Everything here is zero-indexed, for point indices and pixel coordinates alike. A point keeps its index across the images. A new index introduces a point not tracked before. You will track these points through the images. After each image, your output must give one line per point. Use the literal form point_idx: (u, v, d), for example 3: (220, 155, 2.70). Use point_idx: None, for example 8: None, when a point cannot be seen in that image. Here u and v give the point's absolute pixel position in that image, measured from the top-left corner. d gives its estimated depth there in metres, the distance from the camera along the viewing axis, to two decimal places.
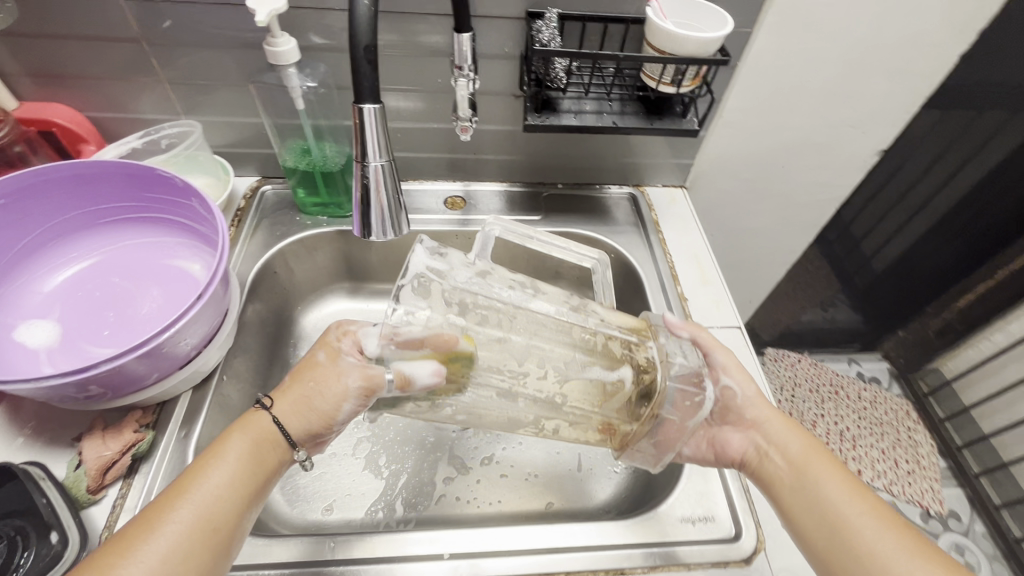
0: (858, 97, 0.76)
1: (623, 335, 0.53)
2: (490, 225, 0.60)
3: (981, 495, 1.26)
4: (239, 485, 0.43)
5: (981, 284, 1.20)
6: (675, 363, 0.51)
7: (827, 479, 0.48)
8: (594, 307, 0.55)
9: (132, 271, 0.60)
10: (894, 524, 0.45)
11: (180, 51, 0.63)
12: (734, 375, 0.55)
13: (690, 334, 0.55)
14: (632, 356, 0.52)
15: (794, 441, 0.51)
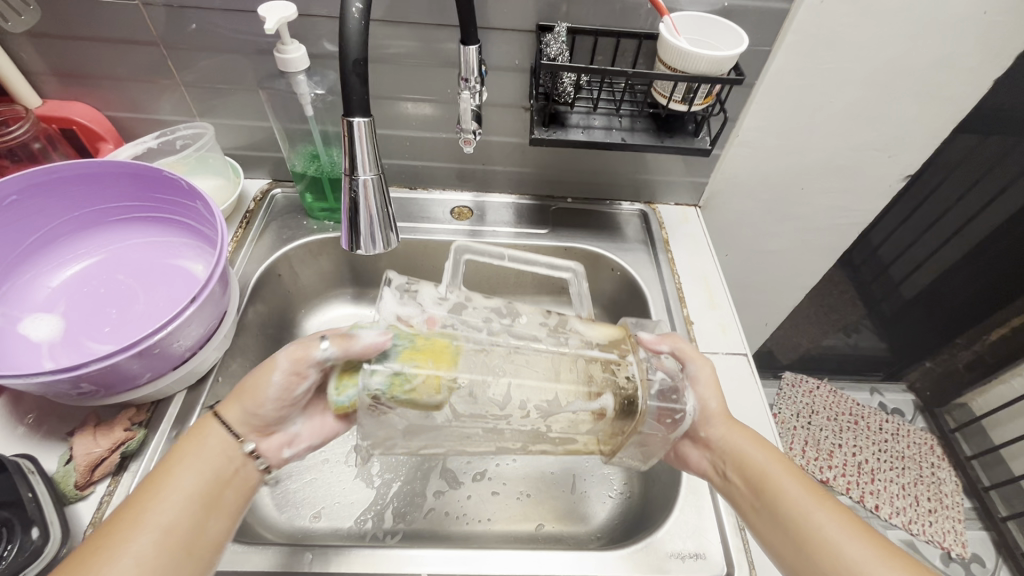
0: (883, 119, 0.73)
1: (603, 352, 0.53)
2: (463, 250, 0.62)
3: (1007, 540, 1.17)
4: (200, 497, 0.43)
5: (1015, 317, 1.14)
6: (654, 381, 0.51)
7: (788, 493, 0.46)
8: (570, 326, 0.56)
9: (137, 270, 0.61)
10: (858, 529, 0.43)
11: (196, 55, 0.64)
12: (707, 391, 0.52)
13: (670, 347, 0.53)
14: (613, 379, 0.50)
15: (752, 453, 0.49)
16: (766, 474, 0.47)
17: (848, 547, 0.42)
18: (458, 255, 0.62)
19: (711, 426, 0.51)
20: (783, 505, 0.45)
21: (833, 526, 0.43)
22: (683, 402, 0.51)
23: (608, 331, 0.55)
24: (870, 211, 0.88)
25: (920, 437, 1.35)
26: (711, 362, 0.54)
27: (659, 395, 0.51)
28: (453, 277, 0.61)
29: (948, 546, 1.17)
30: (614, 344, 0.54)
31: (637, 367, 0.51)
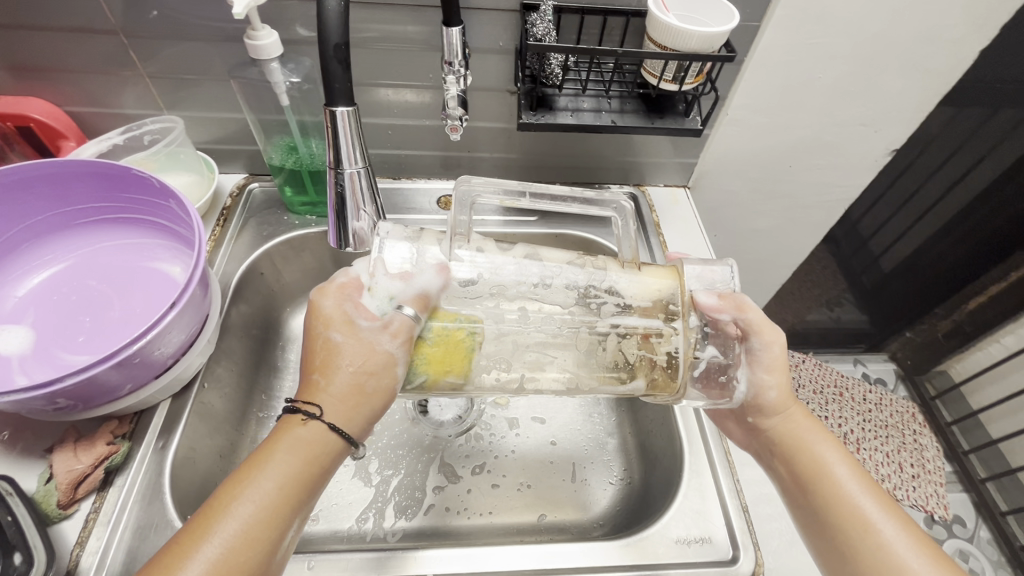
0: (870, 94, 0.73)
1: (646, 321, 0.45)
2: (474, 182, 0.48)
3: (987, 500, 1.20)
4: (277, 509, 0.39)
5: (993, 285, 1.17)
6: (701, 360, 0.46)
7: (851, 493, 0.43)
8: (607, 276, 0.47)
9: (110, 275, 0.58)
10: (923, 542, 0.41)
11: (160, 43, 0.60)
12: (770, 376, 0.46)
13: (732, 316, 0.45)
14: (650, 360, 0.45)
15: (815, 442, 0.46)
16: (825, 468, 0.45)
17: (906, 555, 0.40)
18: (464, 187, 0.47)
19: (772, 411, 0.47)
20: (841, 502, 0.43)
21: (894, 534, 0.41)
22: (738, 385, 0.47)
23: (658, 283, 0.46)
24: (856, 186, 0.88)
25: (902, 406, 1.34)
26: (783, 337, 0.46)
27: (705, 374, 0.46)
28: (456, 228, 0.47)
29: (931, 509, 1.16)
30: (658, 304, 0.45)
31: (683, 340, 0.44)
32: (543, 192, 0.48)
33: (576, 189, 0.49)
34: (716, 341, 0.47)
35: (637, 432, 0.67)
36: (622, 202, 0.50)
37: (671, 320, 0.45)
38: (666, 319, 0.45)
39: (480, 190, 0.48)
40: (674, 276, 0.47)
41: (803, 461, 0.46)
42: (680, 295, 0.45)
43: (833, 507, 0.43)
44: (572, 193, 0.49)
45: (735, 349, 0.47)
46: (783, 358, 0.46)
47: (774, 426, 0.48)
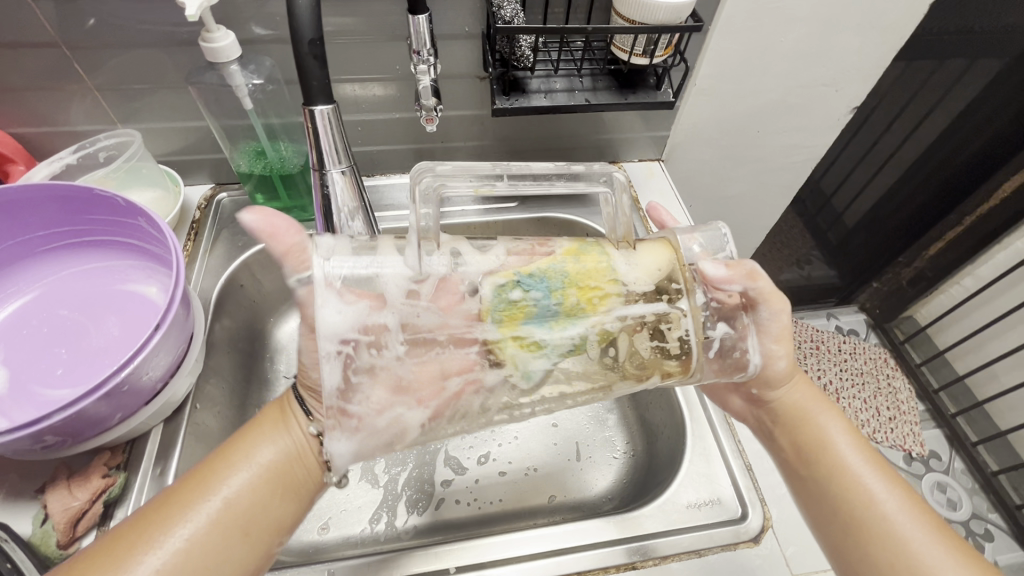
0: (829, 54, 0.74)
1: (652, 306, 0.40)
2: (441, 168, 0.40)
3: (957, 432, 1.19)
4: (273, 472, 0.41)
5: (951, 230, 1.18)
6: (715, 339, 0.43)
7: (852, 466, 0.45)
8: (606, 262, 0.42)
9: (81, 302, 0.55)
10: (923, 514, 0.43)
11: (106, 53, 0.57)
12: (778, 346, 0.46)
13: (743, 285, 0.42)
14: (662, 347, 0.41)
15: (817, 415, 0.48)
16: (827, 441, 0.46)
17: (906, 527, 0.42)
18: (427, 175, 0.40)
19: (778, 383, 0.48)
20: (843, 473, 0.45)
21: (894, 504, 0.43)
22: (752, 358, 0.45)
23: (658, 259, 0.42)
24: (820, 146, 0.91)
25: (874, 352, 1.39)
26: (791, 306, 0.44)
27: (720, 352, 0.44)
28: (424, 228, 0.40)
29: (909, 448, 1.17)
30: (660, 279, 0.41)
31: (693, 322, 0.41)
32: (524, 172, 0.42)
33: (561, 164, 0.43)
34: (722, 313, 0.44)
35: (636, 406, 0.69)
36: (615, 175, 0.45)
37: (676, 300, 0.41)
38: (670, 300, 0.41)
39: (451, 181, 0.41)
40: (667, 248, 0.43)
41: (807, 432, 0.47)
42: (681, 273, 0.42)
43: (835, 477, 0.45)
44: (557, 169, 0.43)
45: (743, 319, 0.45)
46: (791, 326, 0.45)
47: (778, 397, 0.49)
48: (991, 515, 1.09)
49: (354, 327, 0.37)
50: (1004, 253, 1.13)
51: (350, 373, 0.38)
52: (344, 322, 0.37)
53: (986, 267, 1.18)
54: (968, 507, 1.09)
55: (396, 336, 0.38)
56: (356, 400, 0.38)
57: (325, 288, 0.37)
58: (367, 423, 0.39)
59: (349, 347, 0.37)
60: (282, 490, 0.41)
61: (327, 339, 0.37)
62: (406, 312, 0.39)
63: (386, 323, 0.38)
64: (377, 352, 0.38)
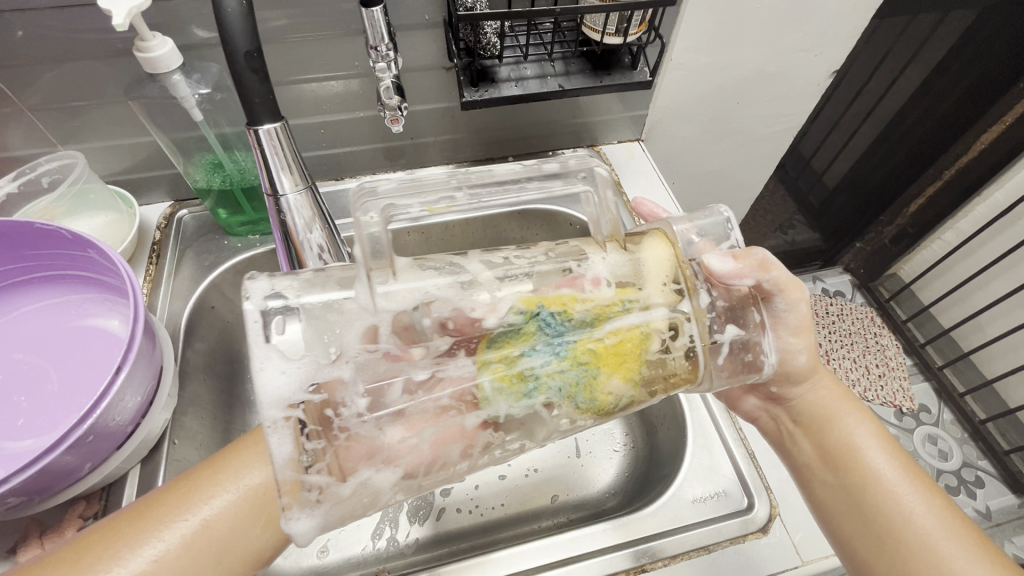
0: (807, 19, 0.71)
1: (652, 314, 0.38)
2: (384, 192, 0.38)
3: (946, 385, 1.18)
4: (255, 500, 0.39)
5: (930, 186, 1.15)
6: (724, 342, 0.41)
7: (884, 474, 0.44)
8: (594, 270, 0.40)
9: (37, 343, 0.52)
10: (958, 522, 0.43)
11: (37, 69, 0.52)
12: (797, 339, 0.45)
13: (756, 277, 0.41)
14: (668, 356, 0.39)
15: (842, 416, 0.47)
16: (856, 445, 0.45)
17: (941, 536, 0.41)
18: (369, 200, 0.38)
19: (800, 378, 0.47)
20: (875, 482, 0.44)
21: (931, 517, 0.42)
22: (767, 357, 0.42)
23: (653, 257, 0.40)
24: (802, 113, 0.88)
25: (861, 312, 1.34)
26: (807, 295, 0.44)
27: (731, 355, 0.42)
28: (373, 254, 0.37)
29: (899, 404, 1.14)
30: (657, 283, 0.39)
31: (697, 325, 0.39)
32: (482, 180, 0.40)
33: (530, 164, 0.41)
34: (731, 314, 0.42)
35: None
36: (594, 167, 0.42)
37: (678, 304, 0.39)
38: (671, 304, 0.39)
39: (396, 202, 0.38)
40: (660, 241, 0.41)
41: (834, 436, 0.46)
42: (678, 271, 0.40)
43: (867, 485, 0.44)
44: (527, 170, 0.40)
45: (755, 317, 0.42)
46: (808, 318, 0.44)
47: (801, 394, 0.48)
48: (981, 463, 1.08)
49: (301, 388, 0.33)
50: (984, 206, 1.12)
51: (305, 440, 0.34)
52: (292, 386, 0.33)
53: (966, 221, 1.15)
54: (958, 456, 1.08)
55: (354, 388, 0.35)
56: (315, 468, 0.34)
57: (265, 346, 0.34)
58: (331, 493, 0.34)
59: (300, 411, 0.33)
60: (261, 523, 0.39)
61: (271, 406, 0.33)
62: (364, 361, 0.35)
63: (341, 375, 0.35)
64: (333, 412, 0.34)
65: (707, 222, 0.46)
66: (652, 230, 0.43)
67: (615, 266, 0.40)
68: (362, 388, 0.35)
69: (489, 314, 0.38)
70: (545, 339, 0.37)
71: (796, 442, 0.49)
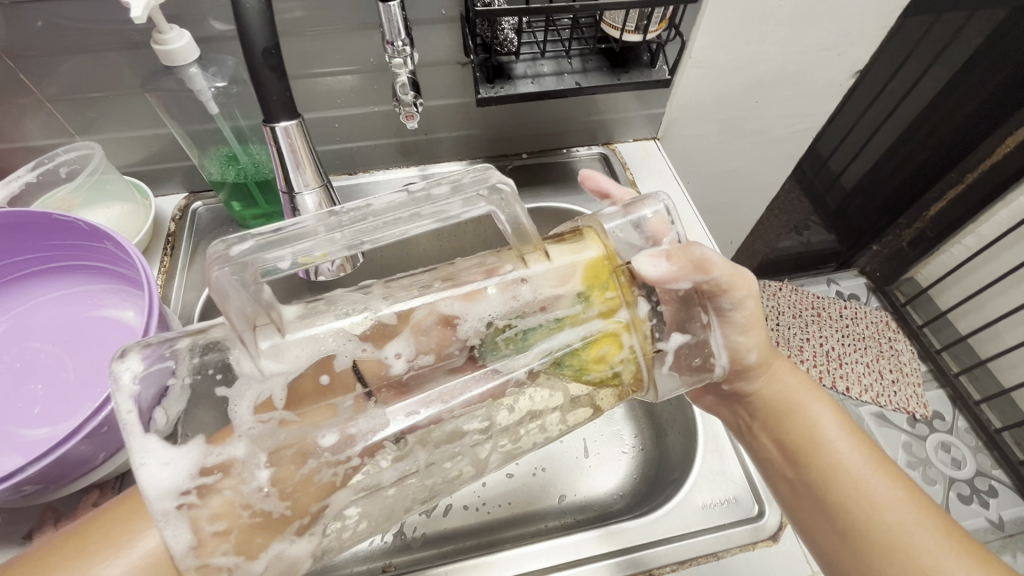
0: (831, 17, 0.69)
1: (585, 326, 0.40)
2: (241, 252, 0.33)
3: (961, 392, 1.14)
4: None
5: (952, 189, 1.14)
6: (668, 351, 0.41)
7: (849, 470, 0.43)
8: (522, 287, 0.39)
9: (54, 333, 0.52)
10: (924, 509, 0.42)
11: (56, 60, 0.52)
12: (746, 337, 0.43)
13: (693, 281, 0.38)
14: (610, 369, 0.40)
15: (806, 407, 0.46)
16: (819, 439, 0.44)
17: (908, 529, 0.40)
18: (227, 264, 0.32)
19: (753, 375, 0.46)
20: (837, 476, 0.43)
21: (895, 509, 0.41)
22: (717, 359, 0.44)
23: (579, 266, 0.39)
24: (823, 113, 0.86)
25: (877, 316, 1.31)
26: (756, 287, 0.41)
27: (679, 361, 0.42)
28: (255, 302, 0.35)
29: (913, 410, 1.11)
30: (595, 293, 0.40)
31: (636, 337, 0.40)
32: (357, 219, 0.34)
33: (416, 191, 0.36)
34: (677, 319, 0.42)
35: (642, 398, 0.67)
36: (496, 182, 0.37)
37: (613, 313, 0.40)
38: (605, 314, 0.40)
39: (258, 261, 0.33)
40: (589, 246, 0.41)
41: (794, 432, 0.45)
42: (609, 282, 0.40)
43: (830, 481, 0.43)
44: (412, 198, 0.35)
45: (702, 318, 0.42)
46: (757, 313, 0.42)
47: (756, 390, 0.47)
48: (995, 472, 1.05)
49: (188, 474, 0.31)
50: (1008, 210, 1.09)
51: (204, 522, 0.32)
52: (179, 474, 0.31)
53: (989, 224, 1.12)
54: (971, 465, 1.05)
55: (255, 461, 0.33)
56: (220, 551, 0.32)
57: (143, 433, 0.31)
58: (241, 571, 0.33)
59: (191, 497, 0.31)
60: None
61: (160, 498, 0.31)
62: (259, 433, 0.34)
63: (235, 452, 0.33)
64: (232, 488, 0.33)
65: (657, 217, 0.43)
66: (583, 229, 0.43)
67: (557, 279, 0.39)
68: (264, 456, 0.34)
69: (397, 355, 0.40)
70: (496, 341, 0.40)
71: (757, 438, 0.48)
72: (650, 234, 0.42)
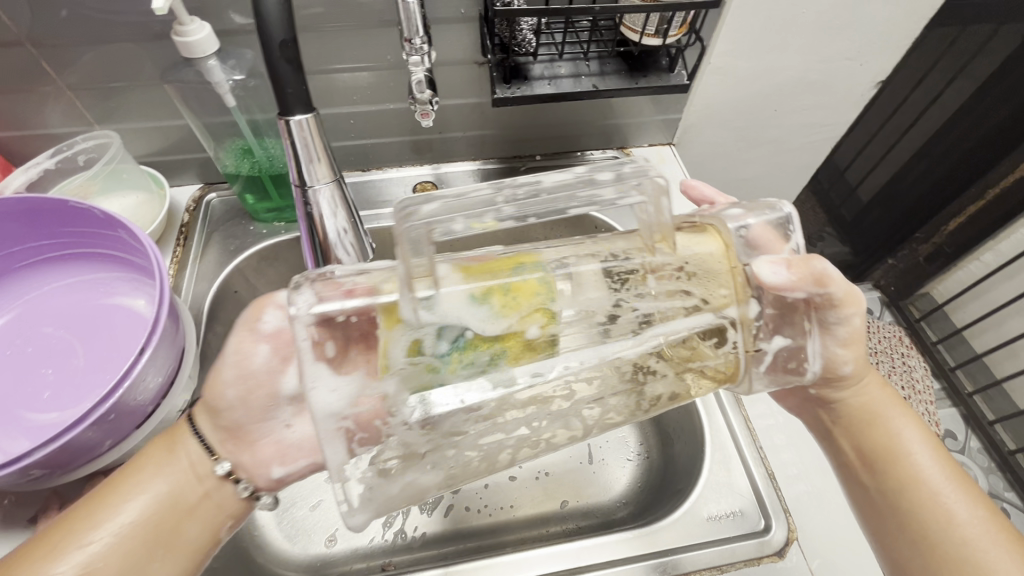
0: (855, 26, 0.68)
1: (697, 318, 0.38)
2: (425, 211, 0.32)
3: (975, 412, 1.11)
4: (153, 522, 0.37)
5: (974, 204, 1.07)
6: (768, 351, 0.39)
7: (926, 482, 0.42)
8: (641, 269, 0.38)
9: (67, 319, 0.53)
10: (1003, 532, 0.41)
11: (79, 49, 0.53)
12: (846, 349, 0.42)
13: (810, 292, 0.38)
14: (706, 362, 0.39)
15: (891, 418, 0.45)
16: (902, 450, 0.43)
17: (985, 547, 0.39)
18: (411, 221, 0.32)
19: (844, 383, 0.45)
20: (916, 486, 0.42)
21: (975, 526, 0.40)
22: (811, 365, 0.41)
23: (704, 255, 0.38)
24: (842, 124, 0.85)
25: None
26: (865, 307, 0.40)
27: (776, 365, 0.40)
28: (413, 254, 0.33)
29: None
30: (717, 282, 0.38)
31: (743, 333, 0.38)
32: (530, 188, 0.34)
33: (581, 172, 0.35)
34: (779, 322, 0.40)
35: None
36: (654, 177, 0.35)
37: (724, 308, 0.38)
38: (718, 309, 0.38)
39: (441, 223, 0.32)
40: (712, 239, 0.39)
41: (875, 439, 0.44)
42: (728, 278, 0.38)
43: (907, 490, 0.42)
44: (577, 179, 0.35)
45: (806, 324, 0.40)
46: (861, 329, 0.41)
47: (843, 399, 0.46)
48: (1008, 494, 1.03)
49: (353, 401, 0.33)
50: None
51: (354, 444, 0.34)
52: (342, 399, 0.33)
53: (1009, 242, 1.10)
54: (983, 486, 1.04)
55: (399, 398, 0.34)
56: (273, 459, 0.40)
57: (314, 362, 0.34)
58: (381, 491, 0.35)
59: (350, 422, 0.33)
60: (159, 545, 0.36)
61: (325, 418, 0.33)
62: (408, 373, 0.34)
63: (385, 391, 0.34)
64: (383, 421, 0.34)
65: (762, 222, 0.42)
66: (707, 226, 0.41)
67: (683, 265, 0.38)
68: (408, 396, 0.34)
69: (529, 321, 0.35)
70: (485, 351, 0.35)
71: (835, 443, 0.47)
72: (756, 242, 0.41)
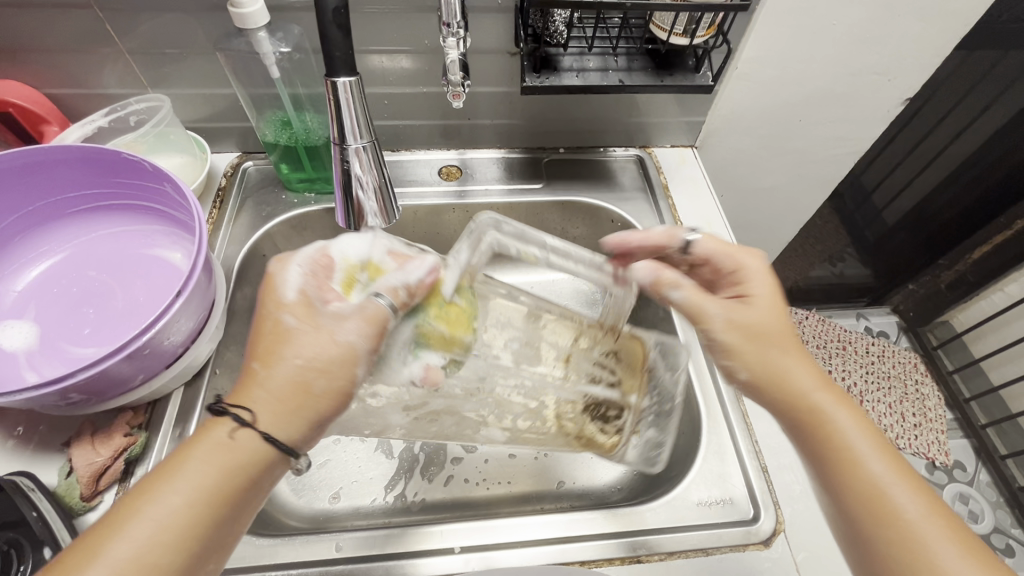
0: (885, 40, 0.69)
1: (607, 391, 0.54)
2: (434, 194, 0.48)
3: (986, 445, 1.12)
4: (197, 513, 0.36)
5: (998, 234, 1.10)
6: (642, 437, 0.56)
7: (864, 476, 0.40)
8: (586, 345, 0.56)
9: (109, 264, 0.57)
10: (949, 525, 0.38)
11: (140, 16, 0.57)
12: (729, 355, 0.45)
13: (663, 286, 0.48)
14: (601, 425, 0.54)
15: (834, 411, 0.42)
16: (842, 446, 0.41)
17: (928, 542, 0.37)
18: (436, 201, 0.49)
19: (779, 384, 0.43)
20: (857, 480, 0.40)
21: (915, 520, 0.38)
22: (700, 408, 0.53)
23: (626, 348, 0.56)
24: (867, 139, 0.86)
25: (905, 356, 1.28)
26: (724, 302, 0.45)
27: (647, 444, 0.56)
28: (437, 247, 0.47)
29: (932, 456, 1.10)
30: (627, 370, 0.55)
31: (631, 418, 0.54)
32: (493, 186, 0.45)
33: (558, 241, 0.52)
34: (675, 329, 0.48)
35: None
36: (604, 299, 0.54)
37: (627, 394, 0.54)
38: (624, 392, 0.54)
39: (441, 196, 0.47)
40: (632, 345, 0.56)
41: (818, 436, 0.42)
42: (634, 374, 0.55)
43: (848, 485, 0.40)
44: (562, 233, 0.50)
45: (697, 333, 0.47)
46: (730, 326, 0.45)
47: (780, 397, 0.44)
48: (1015, 531, 1.03)
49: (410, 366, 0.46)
50: None
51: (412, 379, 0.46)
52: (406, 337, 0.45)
53: None
54: (989, 520, 1.04)
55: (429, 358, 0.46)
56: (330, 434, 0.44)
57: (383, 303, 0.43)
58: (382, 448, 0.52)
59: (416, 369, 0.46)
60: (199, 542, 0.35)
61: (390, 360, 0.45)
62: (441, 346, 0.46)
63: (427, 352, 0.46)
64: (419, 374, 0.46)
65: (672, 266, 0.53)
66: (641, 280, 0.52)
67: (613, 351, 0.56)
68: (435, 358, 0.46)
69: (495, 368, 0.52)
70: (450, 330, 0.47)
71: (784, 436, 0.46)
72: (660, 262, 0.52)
